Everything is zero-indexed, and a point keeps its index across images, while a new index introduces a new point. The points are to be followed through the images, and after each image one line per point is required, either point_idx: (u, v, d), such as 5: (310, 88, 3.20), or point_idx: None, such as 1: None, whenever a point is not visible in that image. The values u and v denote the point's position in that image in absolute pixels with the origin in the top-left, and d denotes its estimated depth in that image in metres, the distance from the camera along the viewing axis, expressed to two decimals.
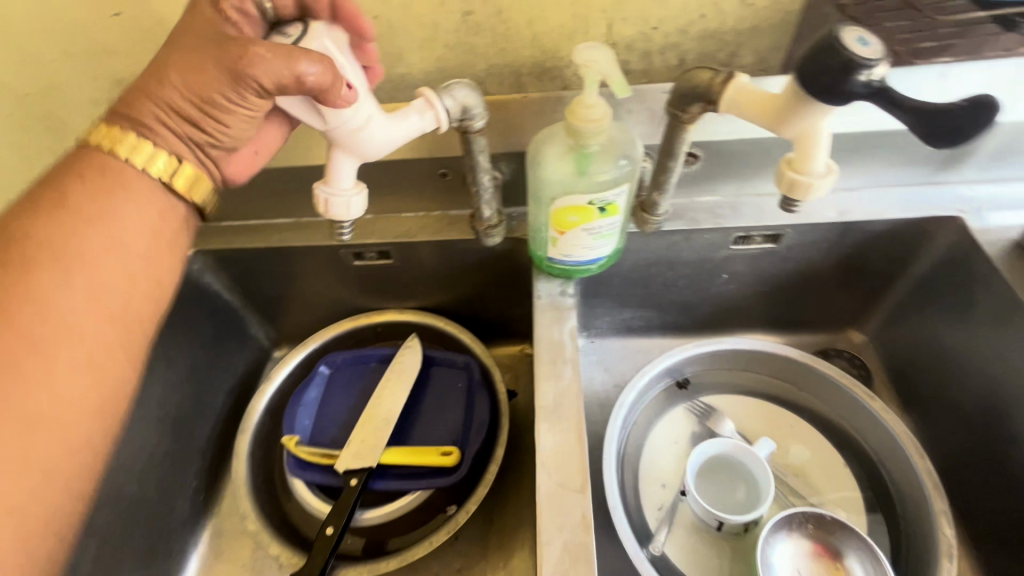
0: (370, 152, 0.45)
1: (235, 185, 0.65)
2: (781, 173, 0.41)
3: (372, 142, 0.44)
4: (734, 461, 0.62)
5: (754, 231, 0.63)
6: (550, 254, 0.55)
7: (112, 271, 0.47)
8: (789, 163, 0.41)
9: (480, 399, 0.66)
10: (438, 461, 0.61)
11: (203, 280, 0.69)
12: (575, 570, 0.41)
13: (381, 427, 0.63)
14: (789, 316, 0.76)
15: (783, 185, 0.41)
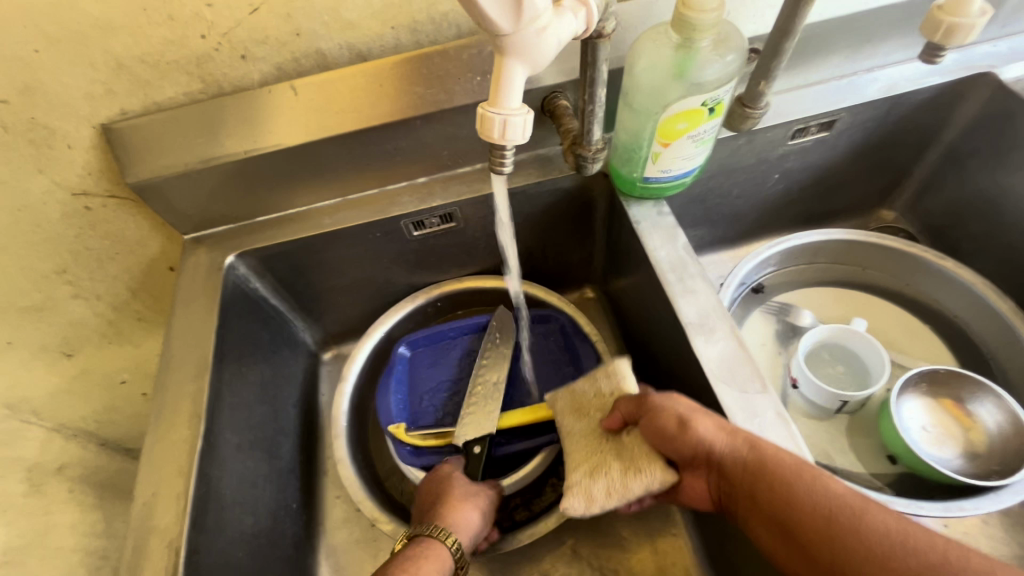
0: (547, 55, 0.33)
1: (268, 171, 0.58)
2: (936, 21, 0.48)
3: (553, 38, 0.32)
4: (832, 345, 0.65)
5: (812, 120, 0.64)
6: (647, 174, 0.53)
7: None
8: (941, 10, 0.47)
9: (583, 345, 0.65)
10: None
11: (250, 286, 0.62)
12: None
13: (493, 395, 0.61)
14: (830, 208, 0.78)
15: (942, 32, 0.48)
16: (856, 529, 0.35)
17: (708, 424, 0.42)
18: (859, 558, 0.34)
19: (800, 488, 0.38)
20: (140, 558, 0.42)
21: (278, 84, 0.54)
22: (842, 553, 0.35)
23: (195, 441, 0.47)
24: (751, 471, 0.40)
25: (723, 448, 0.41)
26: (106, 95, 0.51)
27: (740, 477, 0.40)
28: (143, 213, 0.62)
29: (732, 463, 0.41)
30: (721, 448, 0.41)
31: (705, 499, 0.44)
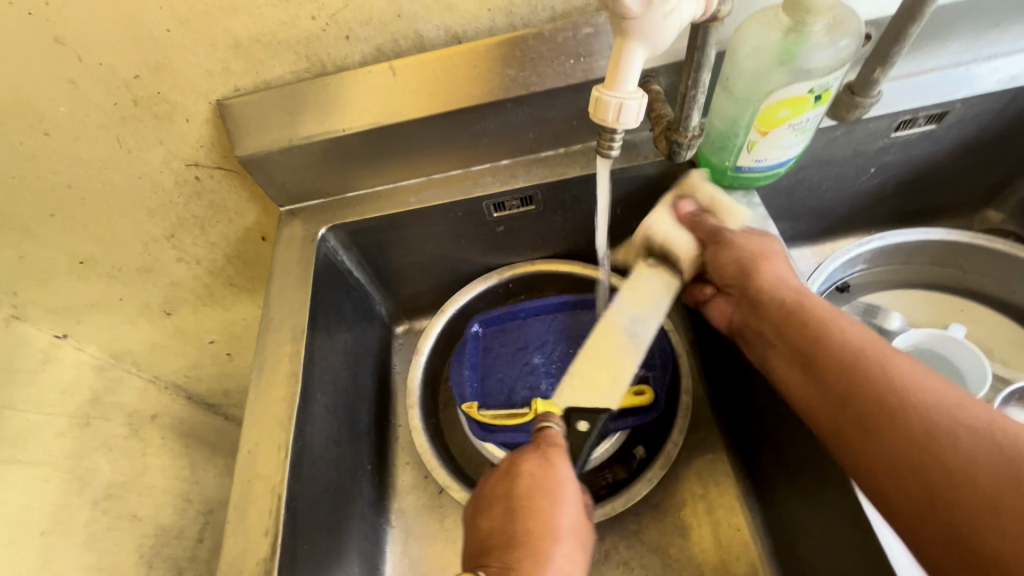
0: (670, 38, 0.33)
1: (361, 149, 0.60)
2: None
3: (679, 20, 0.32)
4: (924, 351, 0.62)
5: (921, 112, 0.60)
6: (740, 163, 0.52)
7: None
8: None
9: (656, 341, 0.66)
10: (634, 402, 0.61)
11: (338, 258, 0.66)
12: None
13: None
14: (928, 207, 0.74)
15: None
16: (878, 368, 0.37)
17: (784, 267, 0.48)
18: (863, 381, 0.37)
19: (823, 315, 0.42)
20: (247, 497, 0.46)
21: (376, 65, 0.56)
22: (833, 374, 0.39)
23: (293, 398, 0.51)
24: (790, 296, 0.45)
25: (769, 273, 0.47)
26: (223, 73, 0.55)
27: (777, 292, 0.46)
28: (244, 185, 0.66)
29: (775, 287, 0.47)
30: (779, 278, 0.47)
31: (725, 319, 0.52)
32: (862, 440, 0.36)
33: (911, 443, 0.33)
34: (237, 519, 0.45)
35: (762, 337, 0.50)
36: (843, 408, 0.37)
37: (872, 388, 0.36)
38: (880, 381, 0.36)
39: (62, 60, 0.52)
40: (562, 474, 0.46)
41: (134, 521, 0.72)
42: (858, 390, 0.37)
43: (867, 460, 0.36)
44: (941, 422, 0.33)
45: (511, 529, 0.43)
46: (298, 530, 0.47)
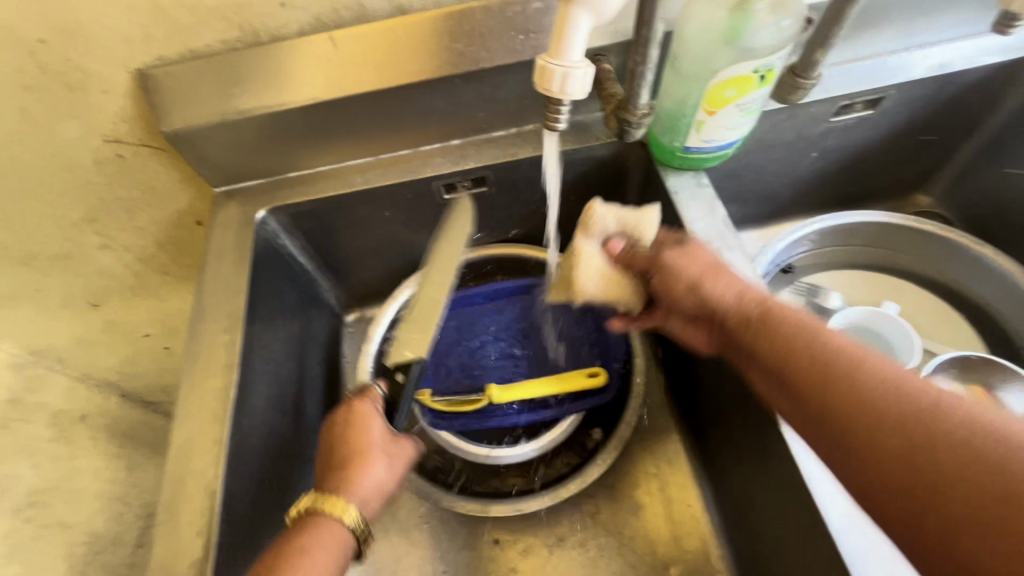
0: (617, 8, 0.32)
1: (300, 127, 0.57)
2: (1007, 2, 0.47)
3: None
4: (860, 327, 0.64)
5: (858, 98, 0.62)
6: (688, 143, 0.52)
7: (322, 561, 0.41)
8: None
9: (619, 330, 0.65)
10: (586, 384, 0.62)
11: (279, 243, 0.62)
12: None
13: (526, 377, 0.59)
14: (864, 191, 0.77)
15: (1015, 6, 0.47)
16: (854, 365, 0.36)
17: (696, 263, 0.47)
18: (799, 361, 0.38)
19: (783, 329, 0.40)
20: (179, 495, 0.43)
21: (315, 36, 0.53)
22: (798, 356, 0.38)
23: (230, 389, 0.48)
24: (722, 296, 0.45)
25: (692, 270, 0.47)
26: (142, 40, 0.51)
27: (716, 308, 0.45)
28: (174, 164, 0.62)
29: (731, 309, 0.44)
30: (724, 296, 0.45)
31: (700, 344, 0.49)
32: (826, 442, 0.36)
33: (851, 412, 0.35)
34: (167, 519, 0.42)
35: None
36: (800, 387, 0.37)
37: (839, 395, 0.35)
38: (837, 355, 0.37)
39: None
40: (373, 469, 0.48)
41: (62, 529, 0.69)
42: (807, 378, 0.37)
43: (852, 471, 0.35)
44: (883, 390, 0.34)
45: (331, 458, 0.49)
46: (235, 529, 0.45)
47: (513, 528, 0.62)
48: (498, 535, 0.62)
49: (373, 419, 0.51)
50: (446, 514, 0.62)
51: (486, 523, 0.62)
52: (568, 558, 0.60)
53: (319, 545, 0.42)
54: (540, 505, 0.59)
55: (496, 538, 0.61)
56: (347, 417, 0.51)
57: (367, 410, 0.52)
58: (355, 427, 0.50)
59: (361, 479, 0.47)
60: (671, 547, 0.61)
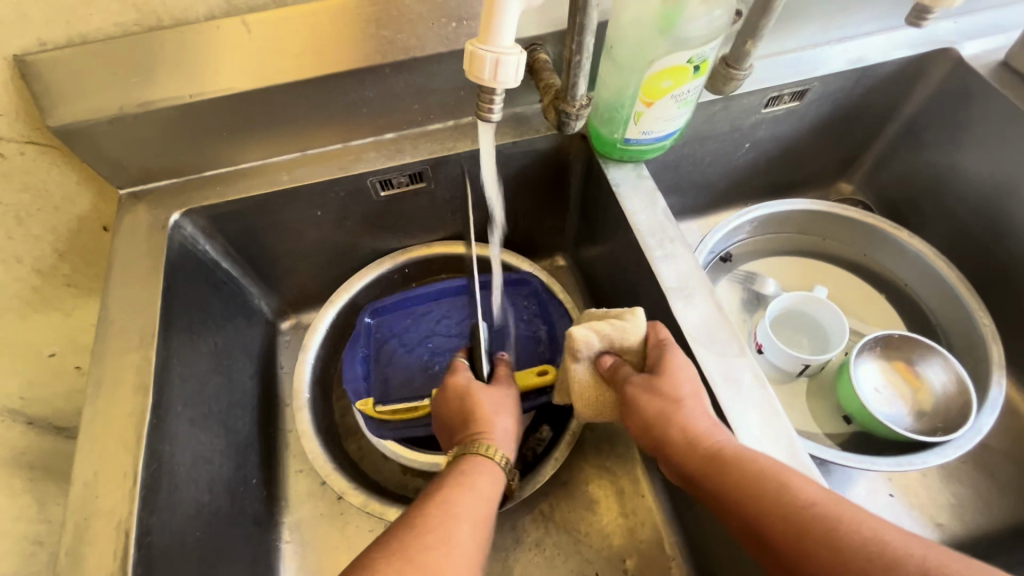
0: None
1: (215, 120, 0.52)
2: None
3: None
4: (793, 312, 0.67)
5: (786, 90, 0.64)
6: (628, 135, 0.52)
7: (479, 503, 0.43)
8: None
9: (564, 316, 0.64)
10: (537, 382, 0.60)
11: (199, 248, 0.57)
12: (773, 423, 0.42)
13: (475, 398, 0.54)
14: (794, 180, 0.80)
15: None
16: (821, 524, 0.34)
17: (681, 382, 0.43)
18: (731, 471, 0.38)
19: (757, 488, 0.37)
20: (86, 538, 0.38)
21: (225, 19, 0.48)
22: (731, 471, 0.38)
23: (143, 413, 0.43)
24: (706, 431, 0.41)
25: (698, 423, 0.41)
26: (15, 22, 0.44)
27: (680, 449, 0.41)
28: (68, 163, 0.56)
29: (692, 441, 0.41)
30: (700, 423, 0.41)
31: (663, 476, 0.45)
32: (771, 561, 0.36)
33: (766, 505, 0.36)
34: (71, 566, 0.37)
35: (655, 309, 0.51)
36: (728, 492, 0.38)
37: (787, 527, 0.35)
38: (764, 475, 0.37)
39: None
40: (501, 420, 0.52)
41: None
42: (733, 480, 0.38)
43: None
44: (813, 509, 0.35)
45: (451, 418, 0.53)
46: (156, 567, 0.40)
47: None
48: None
49: (474, 379, 0.54)
50: None
51: None
52: (524, 559, 0.59)
53: (477, 477, 0.45)
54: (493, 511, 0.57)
55: None
56: (459, 380, 0.54)
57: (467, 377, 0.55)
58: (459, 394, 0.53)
59: (495, 429, 0.50)
60: (624, 539, 0.61)
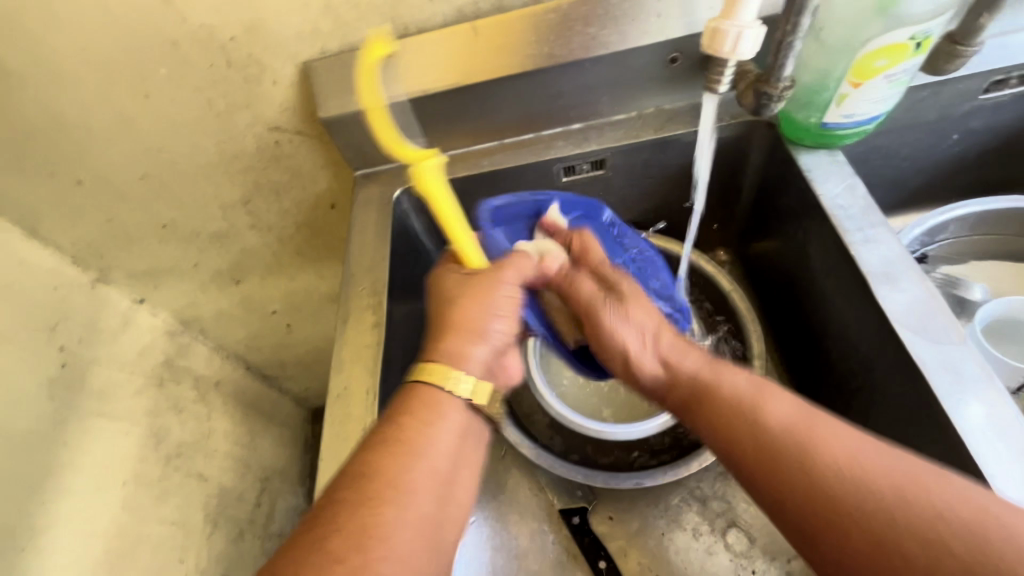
0: None
1: (434, 112, 0.62)
2: None
3: None
4: (1013, 320, 0.60)
5: (1014, 71, 0.58)
6: (827, 119, 0.51)
7: (425, 472, 0.39)
8: None
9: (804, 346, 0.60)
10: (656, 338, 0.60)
11: (409, 221, 0.67)
12: (1006, 416, 0.39)
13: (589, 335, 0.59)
14: (1011, 179, 0.71)
15: None
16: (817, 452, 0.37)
17: (644, 312, 0.50)
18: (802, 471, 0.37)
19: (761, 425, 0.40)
20: (340, 433, 0.48)
21: (457, 25, 0.57)
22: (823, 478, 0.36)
23: (379, 345, 0.52)
24: (683, 370, 0.46)
25: (647, 362, 0.48)
26: (311, 35, 0.57)
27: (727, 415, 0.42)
28: (320, 149, 0.69)
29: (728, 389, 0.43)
30: (639, 333, 0.49)
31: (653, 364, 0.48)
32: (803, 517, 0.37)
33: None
34: (330, 454, 0.47)
35: (852, 294, 0.50)
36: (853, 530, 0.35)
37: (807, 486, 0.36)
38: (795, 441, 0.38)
39: (167, 21, 0.54)
40: (494, 323, 0.47)
41: (201, 480, 0.83)
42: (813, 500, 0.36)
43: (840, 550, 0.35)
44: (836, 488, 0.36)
45: (448, 312, 0.47)
46: None
47: (623, 505, 0.63)
48: (611, 512, 0.63)
49: (495, 289, 0.48)
50: (556, 487, 0.64)
51: (598, 499, 0.63)
52: (679, 541, 0.60)
53: (428, 434, 0.41)
54: (666, 479, 0.60)
55: (610, 515, 0.62)
56: (501, 286, 0.48)
57: (453, 285, 0.49)
58: (462, 328, 0.46)
59: (469, 347, 0.45)
60: (788, 538, 0.59)
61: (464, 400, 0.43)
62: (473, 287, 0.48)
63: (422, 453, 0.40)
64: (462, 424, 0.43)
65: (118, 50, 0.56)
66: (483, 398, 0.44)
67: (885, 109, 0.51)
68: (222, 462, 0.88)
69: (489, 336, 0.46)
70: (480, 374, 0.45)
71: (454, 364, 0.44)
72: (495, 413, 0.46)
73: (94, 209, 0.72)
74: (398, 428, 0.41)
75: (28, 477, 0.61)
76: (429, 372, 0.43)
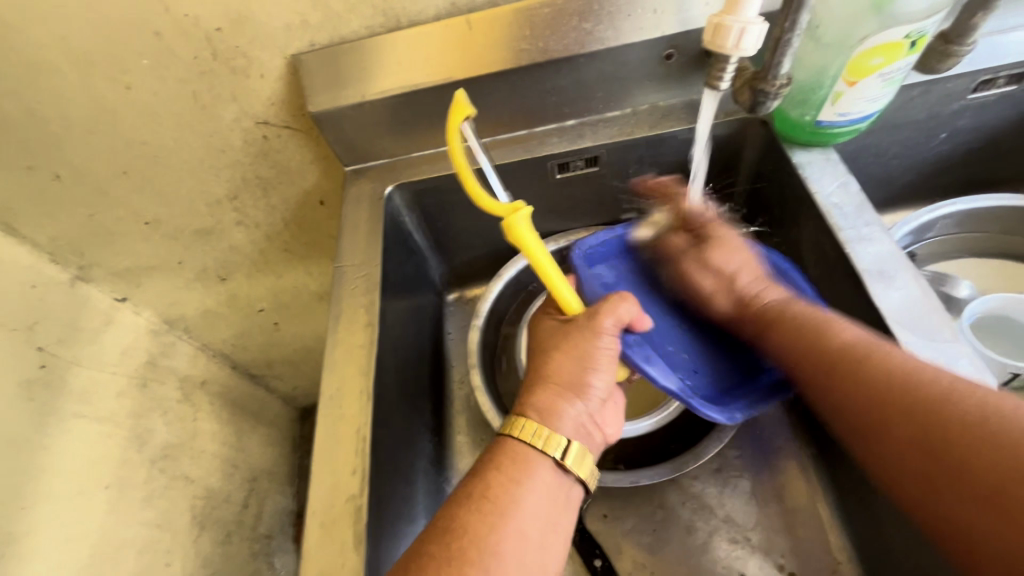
0: None
1: (426, 108, 0.61)
2: None
3: None
4: (999, 316, 0.61)
5: (1003, 71, 0.59)
6: (821, 117, 0.51)
7: (529, 539, 0.40)
8: None
9: None
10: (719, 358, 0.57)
11: (401, 218, 0.66)
12: None
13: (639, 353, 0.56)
14: (996, 178, 0.72)
15: None
16: (891, 375, 0.38)
17: (735, 246, 0.55)
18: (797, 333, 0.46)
19: (852, 349, 0.42)
20: (332, 435, 0.47)
21: (450, 19, 0.56)
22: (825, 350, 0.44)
23: (372, 345, 0.52)
24: (766, 306, 0.51)
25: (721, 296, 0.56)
26: (300, 27, 0.56)
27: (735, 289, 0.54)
28: (309, 145, 0.67)
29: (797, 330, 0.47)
30: (731, 269, 0.55)
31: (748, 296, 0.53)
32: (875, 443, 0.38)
33: (926, 439, 0.35)
34: (323, 457, 0.46)
35: (846, 292, 0.50)
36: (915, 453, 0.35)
37: (873, 395, 0.38)
38: (856, 362, 0.41)
39: (149, 10, 0.52)
40: (597, 380, 0.46)
41: (187, 482, 0.81)
42: (847, 381, 0.40)
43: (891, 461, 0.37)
44: (915, 398, 0.36)
45: (545, 368, 0.48)
46: (378, 470, 0.48)
47: (618, 503, 0.63)
48: (606, 509, 0.62)
49: (601, 348, 0.47)
50: None
51: (592, 498, 0.63)
52: (673, 538, 0.60)
53: (524, 493, 0.42)
54: (660, 478, 0.59)
55: (606, 513, 0.62)
56: (606, 343, 0.47)
57: (586, 327, 0.48)
58: (559, 385, 0.47)
59: (564, 412, 0.45)
60: (781, 534, 0.59)
61: (556, 460, 0.43)
62: (580, 343, 0.47)
63: (511, 515, 0.40)
64: (552, 488, 0.43)
65: (97, 39, 0.54)
66: (580, 470, 0.44)
67: (879, 107, 0.51)
68: (208, 463, 0.87)
69: (586, 396, 0.46)
70: (571, 434, 0.45)
71: (545, 421, 0.45)
72: (593, 484, 0.46)
73: (74, 205, 0.69)
74: (485, 488, 0.42)
75: (6, 483, 0.59)
76: (518, 426, 0.45)
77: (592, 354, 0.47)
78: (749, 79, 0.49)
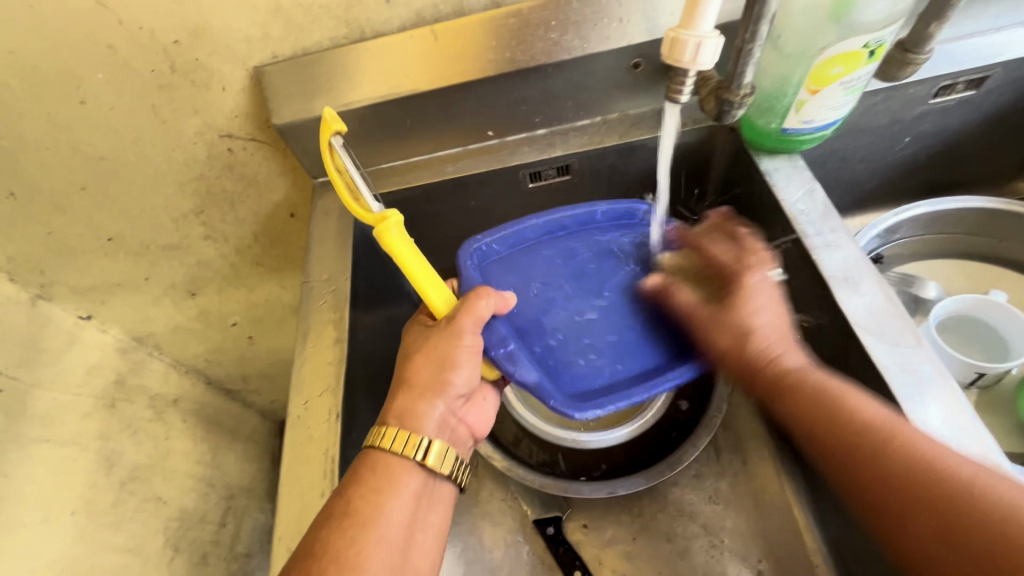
0: None
1: (394, 119, 0.60)
2: None
3: None
4: (963, 317, 0.61)
5: (961, 77, 0.60)
6: (786, 125, 0.52)
7: (386, 543, 0.41)
8: None
9: None
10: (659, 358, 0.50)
11: None
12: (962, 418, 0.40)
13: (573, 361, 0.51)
14: (959, 180, 0.74)
15: None
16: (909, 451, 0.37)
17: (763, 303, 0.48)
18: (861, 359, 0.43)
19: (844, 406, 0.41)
20: (300, 457, 0.46)
21: (416, 30, 0.56)
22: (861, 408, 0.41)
23: (341, 362, 0.50)
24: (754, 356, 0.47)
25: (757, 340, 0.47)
26: (261, 39, 0.55)
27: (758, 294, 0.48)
28: (276, 157, 0.66)
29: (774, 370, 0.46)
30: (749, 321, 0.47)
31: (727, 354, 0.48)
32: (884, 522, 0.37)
33: (943, 529, 0.34)
34: (290, 480, 0.45)
35: (814, 298, 0.50)
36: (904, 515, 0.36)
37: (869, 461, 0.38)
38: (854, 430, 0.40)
39: (103, 24, 0.51)
40: (456, 375, 0.46)
41: (159, 504, 0.78)
42: (875, 482, 0.38)
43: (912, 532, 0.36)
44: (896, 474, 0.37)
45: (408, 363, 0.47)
46: None
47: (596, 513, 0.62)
48: (585, 519, 0.62)
49: (454, 347, 0.46)
50: (529, 497, 0.63)
51: (571, 508, 0.62)
52: (652, 546, 0.60)
53: (382, 488, 0.42)
54: (635, 488, 0.59)
55: (585, 523, 0.62)
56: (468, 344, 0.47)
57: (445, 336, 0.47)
58: (416, 375, 0.46)
59: (424, 404, 0.45)
60: (759, 539, 0.60)
61: (418, 461, 0.43)
62: (440, 349, 0.46)
63: (372, 523, 0.41)
64: (417, 489, 0.44)
65: (49, 53, 0.52)
66: (444, 466, 0.45)
67: (843, 114, 0.52)
68: (182, 482, 0.83)
69: (440, 389, 0.46)
70: (434, 433, 0.45)
71: (405, 425, 0.44)
72: (457, 475, 0.47)
73: (31, 222, 0.67)
74: (352, 502, 0.41)
75: None
76: (382, 436, 0.44)
77: (445, 358, 0.46)
78: (714, 88, 0.49)
